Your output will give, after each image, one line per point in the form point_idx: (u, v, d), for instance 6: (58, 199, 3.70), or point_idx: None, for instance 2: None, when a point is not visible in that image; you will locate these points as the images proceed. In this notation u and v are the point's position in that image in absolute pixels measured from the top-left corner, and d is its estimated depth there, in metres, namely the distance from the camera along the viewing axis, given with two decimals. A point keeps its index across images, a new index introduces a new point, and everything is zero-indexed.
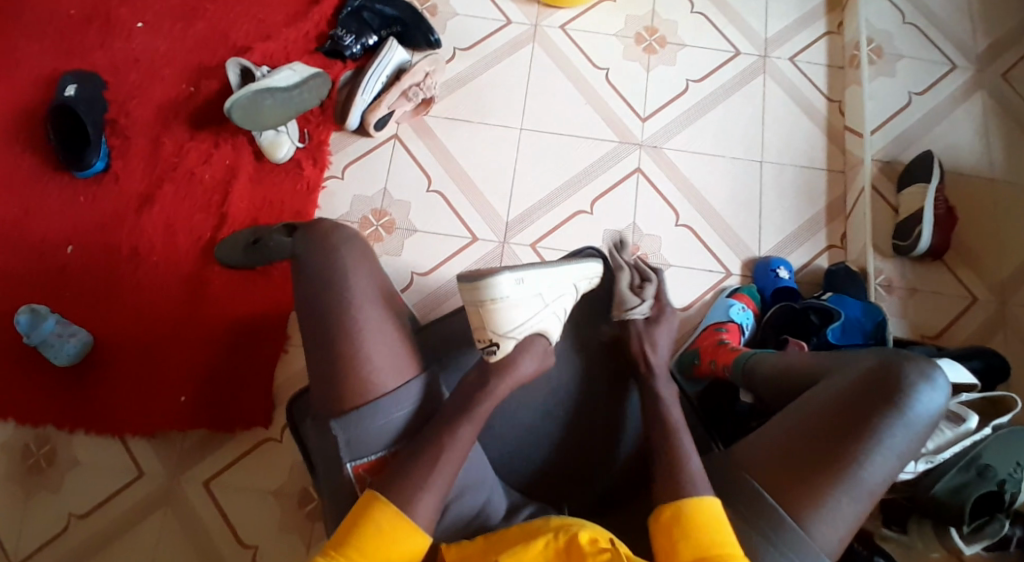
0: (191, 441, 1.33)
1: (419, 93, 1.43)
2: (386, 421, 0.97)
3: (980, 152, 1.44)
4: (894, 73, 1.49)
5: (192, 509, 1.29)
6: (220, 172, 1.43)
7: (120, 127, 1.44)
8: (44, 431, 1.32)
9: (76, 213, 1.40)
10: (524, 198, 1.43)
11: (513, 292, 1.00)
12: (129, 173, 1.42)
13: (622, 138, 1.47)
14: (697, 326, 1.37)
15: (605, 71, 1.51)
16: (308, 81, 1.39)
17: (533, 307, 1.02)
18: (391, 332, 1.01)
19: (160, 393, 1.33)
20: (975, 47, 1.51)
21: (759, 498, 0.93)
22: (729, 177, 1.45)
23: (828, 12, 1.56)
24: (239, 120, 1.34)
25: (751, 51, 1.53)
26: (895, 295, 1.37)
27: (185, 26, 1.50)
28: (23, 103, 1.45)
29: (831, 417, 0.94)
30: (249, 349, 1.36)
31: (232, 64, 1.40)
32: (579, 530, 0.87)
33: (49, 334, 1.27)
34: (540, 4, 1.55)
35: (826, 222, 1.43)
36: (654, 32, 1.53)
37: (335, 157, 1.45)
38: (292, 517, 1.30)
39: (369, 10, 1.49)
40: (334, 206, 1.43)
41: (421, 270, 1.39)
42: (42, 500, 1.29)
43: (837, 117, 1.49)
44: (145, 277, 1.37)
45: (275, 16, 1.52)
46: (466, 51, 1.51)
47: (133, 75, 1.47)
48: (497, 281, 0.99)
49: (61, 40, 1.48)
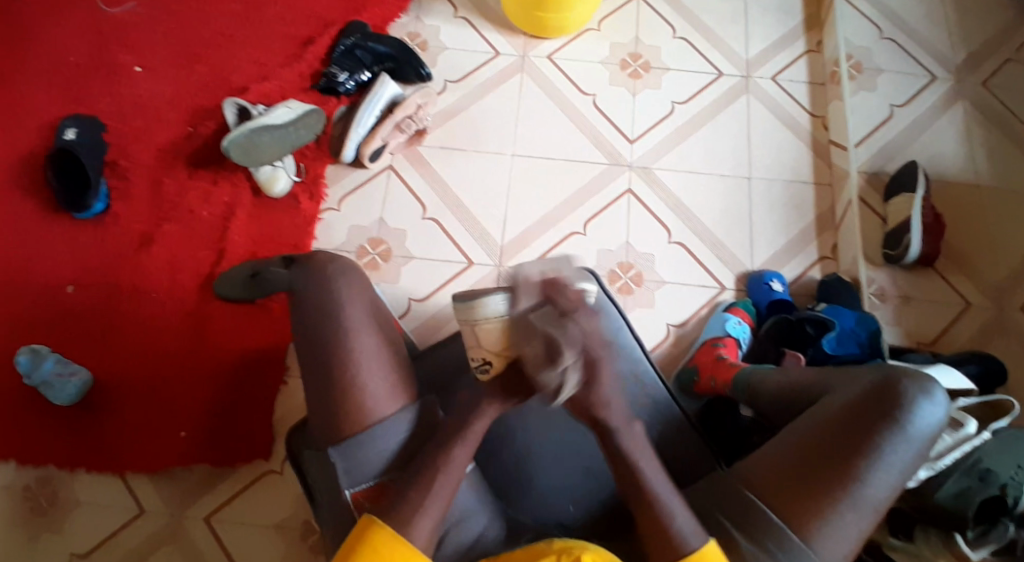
0: (192, 478, 1.33)
1: (412, 124, 1.47)
2: (380, 451, 0.98)
3: (964, 160, 1.46)
4: (875, 87, 1.53)
5: (194, 546, 1.29)
6: (219, 210, 1.45)
7: (120, 168, 1.47)
8: (45, 473, 1.32)
9: (77, 254, 1.42)
10: (519, 221, 1.45)
11: None
12: (129, 213, 1.45)
13: (612, 160, 1.49)
14: (694, 344, 1.38)
15: (593, 97, 1.54)
16: (304, 118, 1.41)
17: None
18: (387, 358, 1.03)
19: (162, 430, 1.33)
20: (953, 59, 1.55)
21: (764, 517, 0.93)
22: (719, 195, 1.48)
23: (806, 32, 1.61)
24: (236, 157, 1.37)
25: (734, 73, 1.57)
26: (889, 304, 1.38)
27: (182, 70, 1.54)
28: (25, 150, 1.48)
29: (833, 434, 0.95)
30: (249, 383, 1.37)
31: (229, 104, 1.43)
32: (582, 553, 0.87)
33: (49, 374, 1.28)
34: (527, 36, 1.59)
35: (817, 235, 1.45)
36: (638, 58, 1.58)
37: (331, 190, 1.48)
38: (296, 551, 1.29)
39: (361, 48, 1.52)
40: (331, 238, 1.45)
41: (419, 296, 1.41)
42: (43, 542, 1.29)
43: (821, 132, 1.52)
44: (145, 315, 1.39)
45: (269, 57, 1.56)
46: (457, 84, 1.55)
47: (132, 118, 1.51)
48: (492, 298, 0.92)
49: (61, 88, 1.52)
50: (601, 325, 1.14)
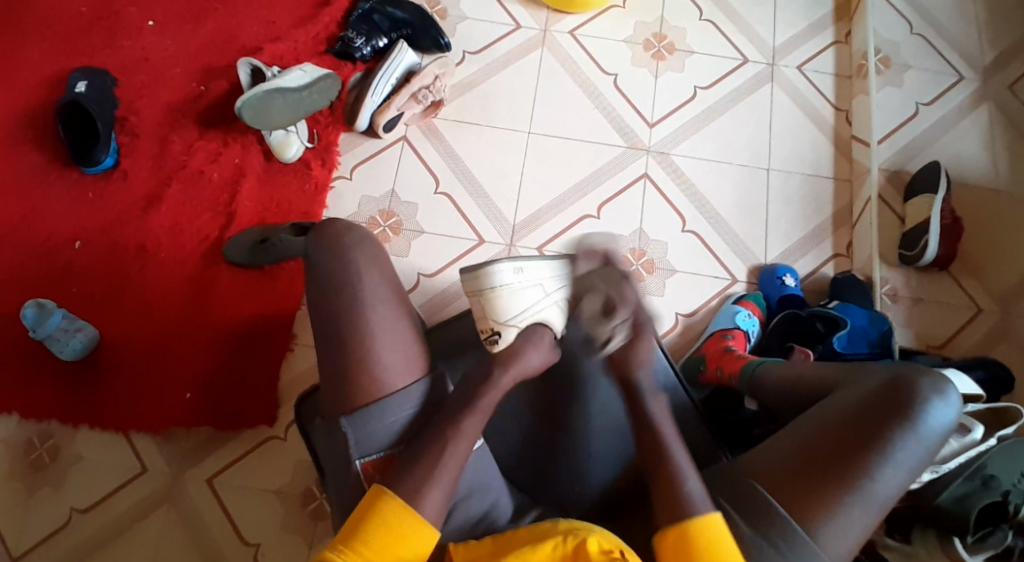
0: (195, 439, 1.33)
1: (428, 96, 1.44)
2: (392, 421, 0.98)
3: (986, 163, 1.44)
4: (901, 83, 1.50)
5: (195, 507, 1.29)
6: (228, 171, 1.43)
7: (130, 125, 1.45)
8: (47, 427, 1.32)
9: (84, 209, 1.40)
10: (532, 201, 1.43)
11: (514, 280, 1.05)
12: (137, 171, 1.42)
13: (630, 143, 1.47)
14: (702, 333, 1.37)
15: (614, 77, 1.51)
16: (319, 83, 1.38)
17: (532, 296, 1.06)
18: (402, 332, 1.02)
19: (165, 392, 1.33)
20: (982, 58, 1.52)
21: (771, 509, 0.92)
22: (737, 184, 1.46)
23: (835, 22, 1.57)
24: (249, 120, 1.34)
25: (759, 60, 1.53)
26: (901, 304, 1.37)
27: (196, 26, 1.51)
28: (32, 101, 1.45)
29: (844, 431, 0.94)
30: (254, 348, 1.36)
31: (242, 64, 1.40)
32: (588, 536, 0.87)
33: (55, 330, 1.27)
34: (550, 10, 1.56)
35: (832, 230, 1.44)
36: (662, 38, 1.54)
37: (343, 158, 1.46)
38: (296, 516, 1.30)
39: (379, 12, 1.49)
40: (341, 207, 1.43)
41: (428, 271, 1.40)
42: (44, 495, 1.29)
43: (844, 126, 1.50)
44: (151, 275, 1.37)
45: (285, 17, 1.52)
46: (476, 55, 1.52)
47: (142, 74, 1.47)
48: (494, 270, 1.05)
49: (70, 38, 1.49)
50: (612, 339, 1.03)
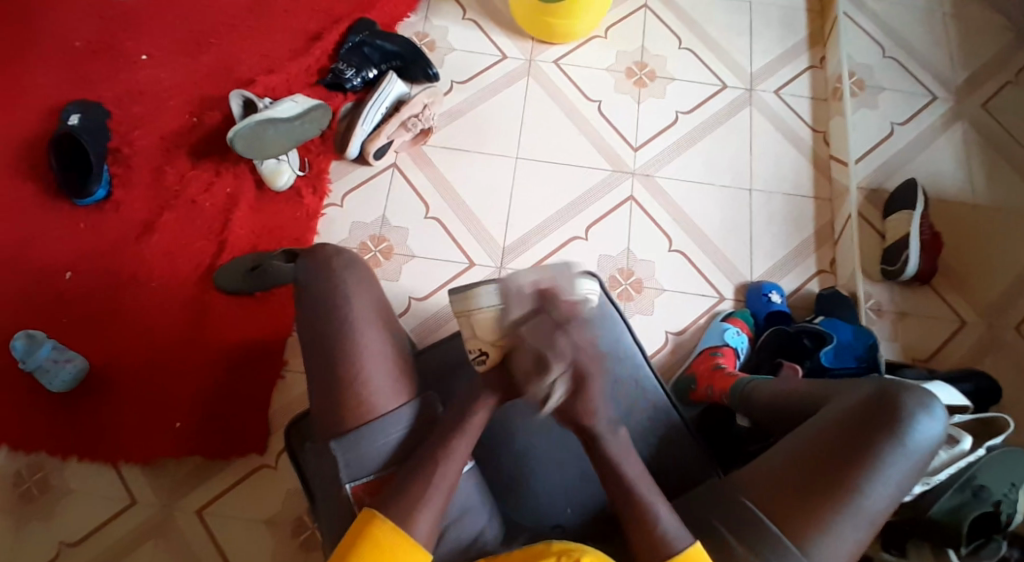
0: (186, 468, 1.32)
1: (418, 124, 1.46)
2: (383, 443, 0.98)
3: (962, 180, 1.49)
4: (876, 105, 1.55)
5: (185, 539, 1.28)
6: (220, 200, 1.44)
7: (123, 156, 1.47)
8: (36, 459, 1.31)
9: (76, 239, 1.41)
10: (521, 224, 1.45)
11: (504, 298, 0.97)
12: (130, 201, 1.44)
13: (615, 166, 1.50)
14: (693, 350, 1.38)
15: (598, 103, 1.55)
16: (309, 113, 1.41)
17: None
18: (388, 355, 1.03)
19: (155, 421, 1.32)
20: (953, 80, 1.58)
21: (763, 526, 0.93)
22: (721, 205, 1.49)
23: (810, 48, 1.63)
24: (242, 149, 1.36)
25: (738, 85, 1.58)
26: (886, 319, 1.40)
27: (189, 60, 1.54)
28: (25, 134, 1.47)
29: (833, 448, 0.94)
30: (246, 377, 1.36)
31: (235, 96, 1.43)
32: (582, 556, 0.87)
33: (44, 360, 1.26)
34: (535, 40, 1.60)
35: (815, 248, 1.47)
36: (644, 66, 1.59)
37: (335, 185, 1.48)
38: (287, 546, 1.29)
39: (370, 45, 1.52)
40: (332, 233, 1.45)
41: (419, 295, 1.41)
42: (32, 529, 1.27)
43: (822, 147, 1.54)
44: (144, 304, 1.38)
45: (277, 50, 1.55)
46: (463, 85, 1.55)
47: (136, 106, 1.50)
48: (485, 288, 0.97)
49: (66, 73, 1.51)
50: None
